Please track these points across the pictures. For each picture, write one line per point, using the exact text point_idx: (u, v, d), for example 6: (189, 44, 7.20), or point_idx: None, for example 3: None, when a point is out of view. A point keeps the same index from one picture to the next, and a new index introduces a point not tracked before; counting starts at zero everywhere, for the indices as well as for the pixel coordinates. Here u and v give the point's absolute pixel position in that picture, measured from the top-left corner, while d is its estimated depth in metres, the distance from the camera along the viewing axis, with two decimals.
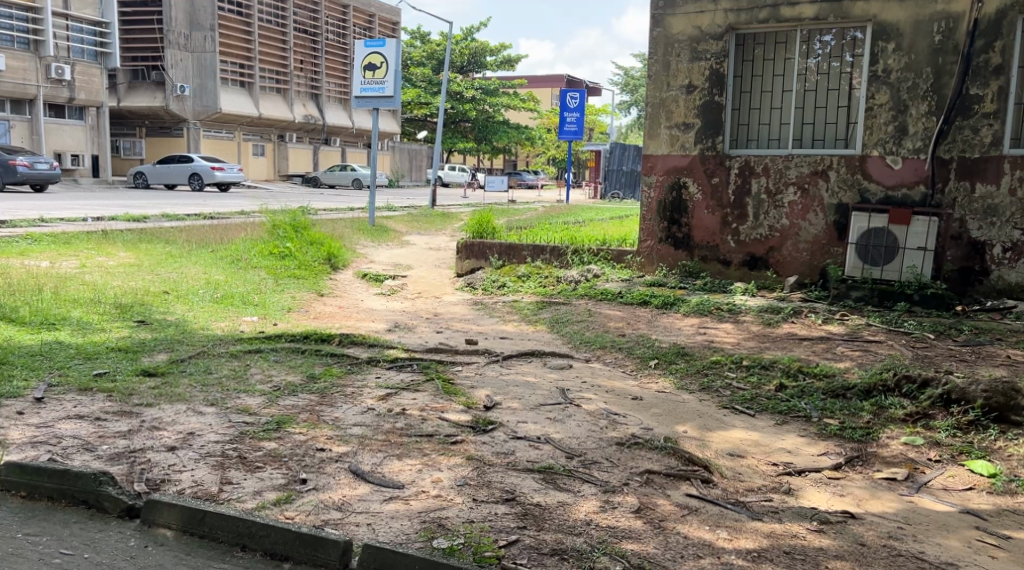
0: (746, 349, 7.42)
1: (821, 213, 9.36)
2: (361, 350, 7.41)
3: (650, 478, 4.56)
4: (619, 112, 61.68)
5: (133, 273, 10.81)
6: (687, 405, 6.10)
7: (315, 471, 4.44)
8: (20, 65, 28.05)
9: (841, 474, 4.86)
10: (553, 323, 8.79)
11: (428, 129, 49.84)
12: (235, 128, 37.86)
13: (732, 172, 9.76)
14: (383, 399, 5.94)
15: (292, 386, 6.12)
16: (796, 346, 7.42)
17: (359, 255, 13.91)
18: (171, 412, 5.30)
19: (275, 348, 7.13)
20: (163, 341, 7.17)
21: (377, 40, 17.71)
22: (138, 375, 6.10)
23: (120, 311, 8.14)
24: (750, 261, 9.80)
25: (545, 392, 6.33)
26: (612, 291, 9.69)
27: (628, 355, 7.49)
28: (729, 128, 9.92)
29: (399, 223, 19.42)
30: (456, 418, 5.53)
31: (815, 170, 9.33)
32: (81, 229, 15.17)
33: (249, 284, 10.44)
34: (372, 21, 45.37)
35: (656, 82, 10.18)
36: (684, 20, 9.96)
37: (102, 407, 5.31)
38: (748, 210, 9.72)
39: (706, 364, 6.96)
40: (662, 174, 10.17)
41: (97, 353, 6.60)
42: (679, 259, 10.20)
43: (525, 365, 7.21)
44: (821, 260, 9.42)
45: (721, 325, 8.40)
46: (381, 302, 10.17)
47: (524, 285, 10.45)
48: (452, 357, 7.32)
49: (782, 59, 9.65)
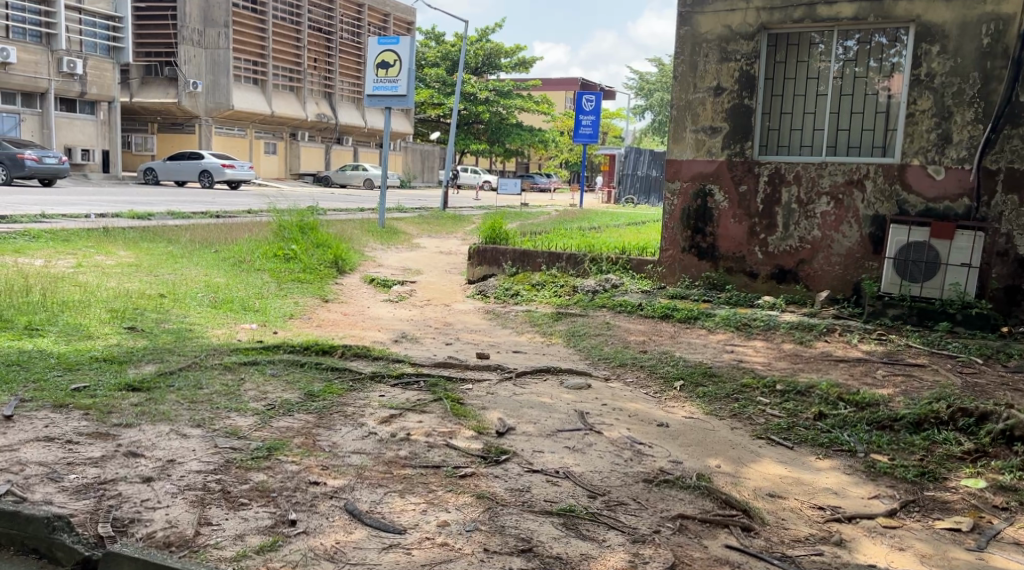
0: (780, 372, 6.90)
1: (856, 224, 8.82)
2: (365, 364, 6.92)
3: (684, 525, 4.06)
4: (633, 115, 61.18)
5: (130, 273, 10.36)
6: (717, 434, 5.61)
7: (307, 509, 3.96)
8: (31, 58, 27.69)
9: (897, 522, 4.31)
10: (569, 336, 8.29)
11: (441, 129, 49.43)
12: (247, 126, 37.53)
13: (761, 179, 9.23)
14: (387, 421, 5.45)
15: (288, 404, 5.63)
16: (833, 369, 6.91)
17: (368, 258, 13.45)
18: (151, 434, 4.80)
19: (272, 360, 6.64)
20: (153, 351, 6.70)
21: (390, 37, 17.00)
22: (122, 391, 5.60)
23: (111, 317, 7.67)
24: (778, 274, 9.27)
25: (563, 416, 5.83)
26: (631, 303, 9.18)
27: (652, 374, 6.98)
28: (759, 133, 9.40)
29: (408, 224, 18.96)
30: (466, 446, 5.04)
31: (851, 179, 8.79)
32: (82, 226, 14.72)
33: (250, 288, 9.97)
34: (387, 20, 45.02)
35: (683, 83, 9.65)
36: (714, 18, 9.43)
37: (75, 427, 4.81)
38: (778, 220, 9.19)
39: (736, 388, 6.46)
40: (686, 179, 9.65)
41: (79, 363, 6.10)
42: (703, 270, 9.67)
43: (540, 384, 6.71)
44: (855, 274, 8.88)
45: (749, 343, 7.89)
46: (388, 310, 9.69)
47: (538, 294, 9.95)
48: (462, 373, 6.84)
49: (817, 62, 9.14)
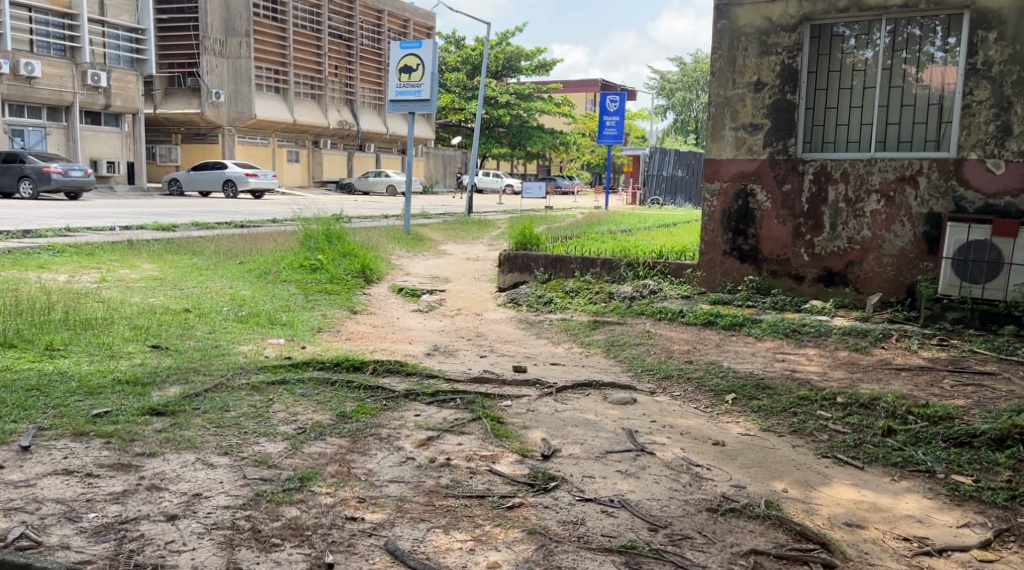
0: (837, 383, 6.49)
1: (909, 223, 8.39)
2: (398, 380, 6.59)
3: (759, 562, 3.82)
4: (656, 116, 60.71)
5: (154, 288, 10.10)
6: (779, 454, 5.24)
7: (344, 550, 3.71)
8: (56, 71, 27.80)
9: (993, 554, 4.02)
10: (609, 346, 7.93)
11: (463, 134, 49.19)
12: (270, 134, 37.53)
13: (806, 177, 8.82)
14: (424, 445, 5.11)
15: (320, 427, 5.30)
16: (895, 379, 6.52)
17: (395, 266, 13.15)
18: (175, 464, 4.47)
19: (301, 379, 6.32)
20: (178, 370, 6.39)
21: (413, 41, 16.74)
22: (145, 416, 5.27)
23: (134, 334, 7.38)
24: (826, 277, 8.84)
25: (610, 435, 5.48)
26: (671, 309, 8.79)
27: (700, 387, 6.59)
28: (802, 130, 9.00)
29: (433, 231, 18.65)
30: (511, 471, 4.71)
31: (903, 175, 8.36)
32: (106, 239, 14.50)
33: (277, 300, 9.68)
34: (407, 25, 44.87)
35: (720, 78, 9.25)
36: (753, 10, 9.04)
37: (96, 458, 4.47)
38: (825, 220, 8.77)
39: (793, 401, 6.07)
40: (726, 179, 9.25)
41: (100, 386, 5.78)
42: (745, 273, 9.26)
43: (583, 399, 6.35)
44: (909, 276, 8.44)
45: (801, 351, 7.49)
46: (418, 321, 9.37)
47: (573, 301, 9.59)
48: (500, 389, 6.49)
49: (864, 53, 8.74)
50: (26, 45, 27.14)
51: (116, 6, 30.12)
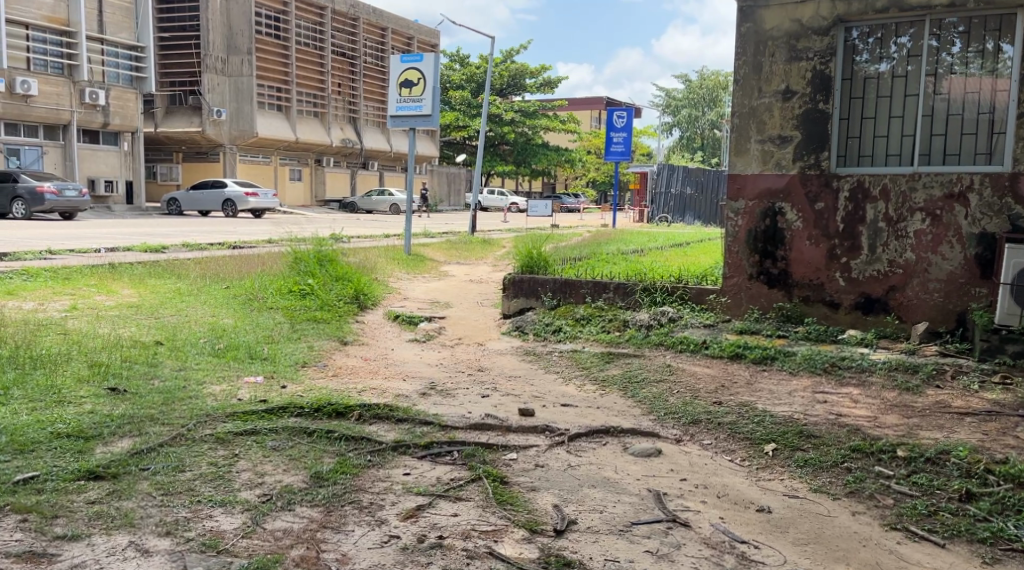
0: (893, 430, 5.61)
1: (957, 244, 7.54)
2: (386, 430, 5.70)
3: None
4: (661, 133, 60.19)
5: (128, 317, 9.30)
6: (836, 523, 4.40)
7: None
8: (53, 89, 27.08)
9: None
10: (626, 383, 7.05)
11: (467, 152, 48.55)
12: (272, 153, 36.86)
13: (841, 194, 7.98)
14: (413, 517, 4.26)
15: (289, 494, 4.45)
16: (958, 426, 5.65)
17: (392, 290, 12.31)
18: (101, 552, 3.77)
19: (274, 428, 5.47)
20: (133, 419, 5.53)
21: (413, 54, 15.99)
22: (80, 481, 4.45)
23: (91, 374, 6.55)
24: (864, 304, 7.99)
25: (634, 500, 4.62)
26: (694, 340, 7.93)
27: (733, 436, 5.71)
28: (836, 142, 8.19)
29: (435, 251, 17.82)
30: (519, 556, 3.94)
31: (950, 192, 7.53)
32: (87, 261, 13.68)
33: (259, 330, 8.85)
34: (410, 42, 44.30)
35: (746, 86, 8.44)
36: (781, 12, 8.24)
37: (3, 544, 3.78)
38: (862, 241, 7.92)
39: (845, 452, 5.21)
40: (752, 197, 8.42)
41: (35, 441, 4.95)
42: (774, 300, 8.41)
43: (600, 450, 5.49)
44: (959, 303, 7.58)
45: (843, 391, 6.61)
46: (414, 353, 8.52)
47: (584, 330, 8.72)
48: (504, 438, 5.64)
49: (903, 59, 7.94)
50: (23, 62, 26.39)
51: (115, 24, 29.58)
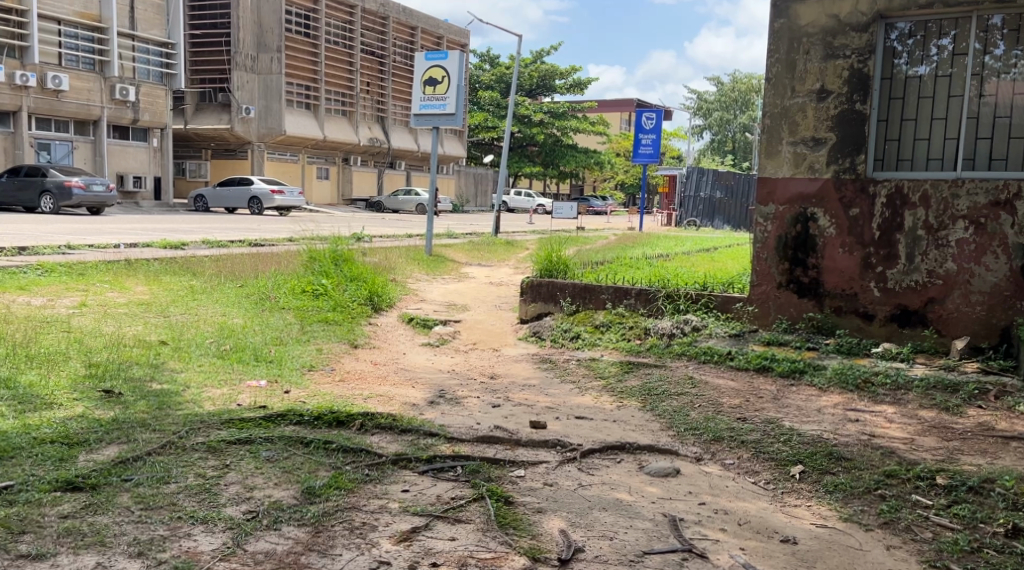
0: (931, 454, 5.21)
1: (1002, 255, 7.11)
2: (387, 442, 5.38)
3: None
4: (691, 136, 59.71)
5: (136, 315, 9.05)
6: (869, 559, 4.04)
7: None
8: (83, 85, 27.12)
9: None
10: (645, 395, 6.69)
11: (495, 153, 48.30)
12: (299, 151, 36.79)
13: (877, 200, 7.57)
14: (408, 541, 3.96)
15: (277, 511, 4.15)
16: (1003, 451, 5.25)
17: (409, 291, 12.02)
18: None
19: (270, 437, 5.17)
20: (122, 425, 5.23)
21: (438, 52, 15.69)
22: (56, 493, 4.18)
23: (86, 376, 6.27)
24: (901, 316, 7.57)
25: (648, 526, 4.27)
26: (719, 350, 7.55)
27: (758, 456, 5.33)
28: (874, 146, 7.78)
29: (457, 252, 17.51)
30: None
31: (996, 200, 7.10)
32: (104, 257, 13.49)
33: (269, 331, 8.57)
34: (440, 42, 44.12)
35: (778, 85, 8.05)
36: (817, 7, 7.83)
37: None
38: (900, 250, 7.50)
39: (878, 477, 4.83)
40: (783, 202, 8.01)
41: (16, 448, 4.69)
42: (804, 310, 8.00)
43: (614, 468, 5.14)
44: (1003, 318, 7.15)
45: (877, 410, 6.20)
46: (426, 358, 8.21)
47: (603, 337, 8.37)
48: (512, 453, 5.31)
49: (946, 58, 7.53)
50: (54, 58, 26.45)
51: (146, 21, 29.58)
